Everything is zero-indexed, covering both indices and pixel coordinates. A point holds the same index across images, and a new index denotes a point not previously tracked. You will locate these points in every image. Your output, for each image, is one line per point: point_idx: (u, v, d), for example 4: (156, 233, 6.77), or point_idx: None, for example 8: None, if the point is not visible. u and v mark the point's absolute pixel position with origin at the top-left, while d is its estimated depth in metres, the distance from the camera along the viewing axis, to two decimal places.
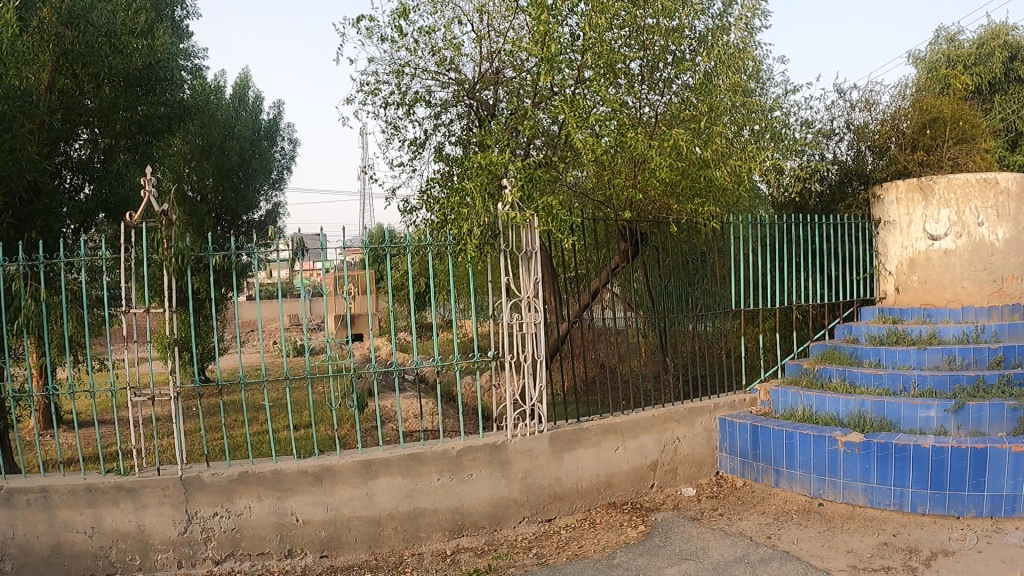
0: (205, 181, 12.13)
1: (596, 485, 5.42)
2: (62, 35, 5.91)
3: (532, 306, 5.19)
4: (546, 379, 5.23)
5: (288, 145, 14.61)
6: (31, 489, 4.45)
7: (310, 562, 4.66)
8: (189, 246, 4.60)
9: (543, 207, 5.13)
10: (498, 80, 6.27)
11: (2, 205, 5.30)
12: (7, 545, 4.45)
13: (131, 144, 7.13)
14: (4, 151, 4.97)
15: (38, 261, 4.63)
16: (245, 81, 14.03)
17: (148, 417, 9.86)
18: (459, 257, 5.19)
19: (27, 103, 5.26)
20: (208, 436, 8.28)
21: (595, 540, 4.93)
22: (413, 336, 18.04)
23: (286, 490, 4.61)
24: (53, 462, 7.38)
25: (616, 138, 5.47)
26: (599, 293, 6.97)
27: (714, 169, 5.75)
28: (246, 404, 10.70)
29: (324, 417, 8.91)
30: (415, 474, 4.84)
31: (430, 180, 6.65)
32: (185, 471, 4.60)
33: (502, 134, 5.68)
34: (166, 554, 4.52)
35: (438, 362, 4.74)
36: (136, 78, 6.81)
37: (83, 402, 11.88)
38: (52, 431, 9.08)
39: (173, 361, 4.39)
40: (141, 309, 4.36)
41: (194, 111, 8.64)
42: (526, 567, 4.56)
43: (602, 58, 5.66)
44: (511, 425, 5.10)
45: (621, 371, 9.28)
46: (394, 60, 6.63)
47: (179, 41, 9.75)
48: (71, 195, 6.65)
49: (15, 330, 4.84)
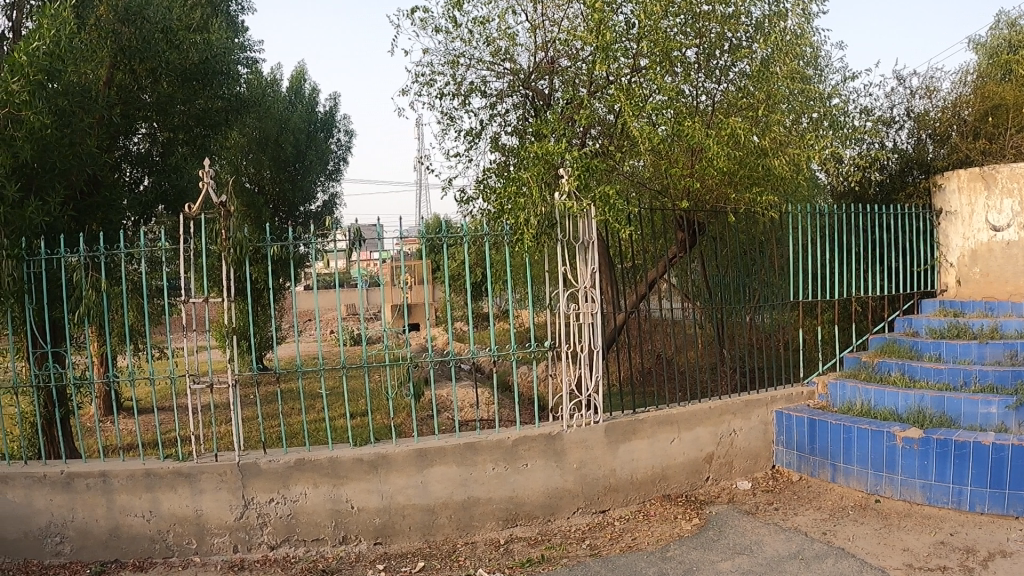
0: (263, 172, 12.44)
1: (650, 477, 5.38)
2: (119, 32, 6.07)
3: (588, 297, 5.17)
4: (601, 369, 5.19)
5: (344, 137, 14.77)
6: (91, 474, 4.57)
7: (364, 549, 4.72)
8: (247, 236, 4.65)
9: (600, 196, 5.06)
10: (554, 69, 6.24)
11: (64, 198, 5.43)
12: (66, 528, 4.60)
13: (190, 138, 7.21)
14: (64, 146, 5.12)
15: (99, 252, 4.73)
16: (302, 74, 14.19)
17: (206, 403, 10.14)
18: (515, 247, 5.15)
19: (86, 98, 5.41)
20: (265, 423, 8.45)
21: (649, 532, 4.90)
22: (471, 326, 18.19)
23: (342, 478, 4.67)
24: (114, 447, 7.60)
25: (674, 127, 5.41)
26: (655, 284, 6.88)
27: (772, 158, 5.65)
28: (303, 393, 10.91)
29: (382, 405, 9.05)
30: (470, 463, 4.86)
31: (486, 170, 6.67)
32: (242, 458, 4.68)
33: (558, 123, 5.62)
34: (222, 539, 4.61)
35: (495, 353, 4.68)
36: (193, 72, 6.88)
37: (143, 389, 12.24)
38: (112, 417, 9.36)
39: (232, 350, 4.45)
40: (200, 299, 4.38)
41: (251, 103, 8.78)
42: (579, 558, 4.55)
43: (657, 47, 5.61)
44: (567, 416, 5.09)
45: (678, 363, 9.19)
46: (449, 50, 6.64)
47: (236, 36, 9.89)
48: (131, 188, 6.84)
49: (77, 319, 4.94)
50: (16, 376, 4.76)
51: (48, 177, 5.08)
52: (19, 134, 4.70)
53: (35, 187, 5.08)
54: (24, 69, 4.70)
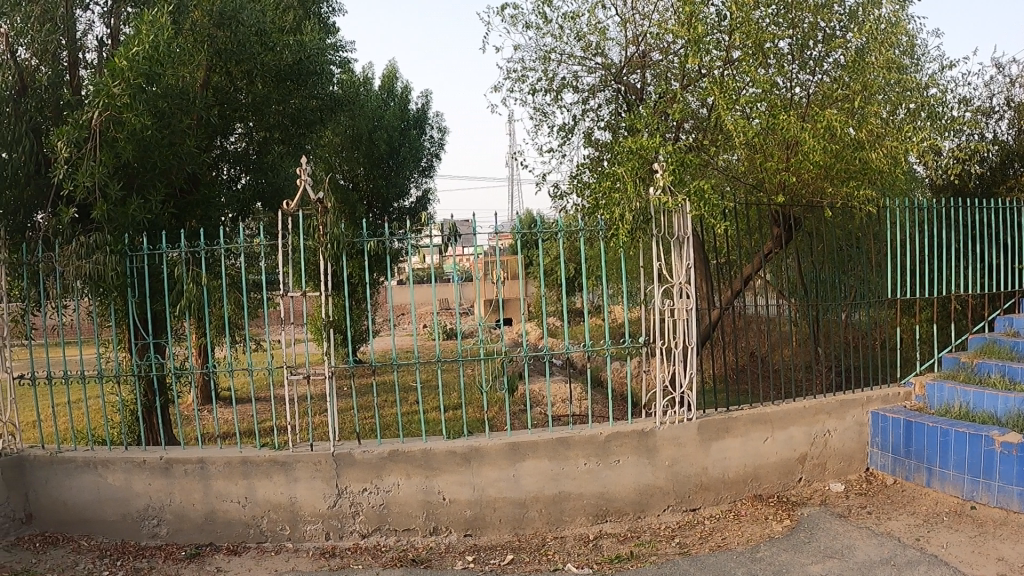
0: (356, 171, 12.75)
1: (742, 476, 5.29)
2: (215, 36, 6.21)
3: (683, 293, 5.07)
4: (696, 366, 5.11)
5: (438, 133, 14.99)
6: (189, 460, 4.76)
7: (455, 540, 4.80)
8: (344, 231, 4.79)
9: (695, 191, 5.06)
10: (645, 63, 6.42)
11: (164, 196, 5.67)
12: (164, 511, 4.81)
13: (285, 137, 7.48)
14: (164, 146, 5.35)
15: (198, 248, 4.90)
16: (393, 72, 14.43)
17: (302, 394, 10.49)
18: (609, 242, 5.16)
19: (185, 101, 5.62)
20: (360, 414, 8.69)
21: (739, 532, 4.83)
22: (565, 322, 18.23)
23: (435, 469, 4.76)
24: (212, 435, 7.93)
25: (767, 120, 5.34)
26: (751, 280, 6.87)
27: (869, 151, 5.48)
28: (397, 386, 11.15)
29: (475, 399, 9.22)
30: (561, 458, 4.88)
31: (580, 166, 6.88)
32: (337, 448, 4.81)
33: (652, 118, 5.65)
34: (315, 526, 4.75)
35: (590, 349, 4.68)
36: (288, 72, 7.11)
37: (241, 378, 12.73)
38: (210, 406, 9.76)
39: (328, 343, 4.57)
40: (297, 293, 4.53)
41: (344, 102, 9.03)
42: (668, 556, 4.52)
43: (750, 38, 5.52)
44: (659, 412, 5.06)
45: (772, 361, 9.02)
46: (541, 46, 6.79)
47: (328, 37, 10.13)
48: (228, 185, 7.11)
49: (178, 312, 5.14)
50: (118, 366, 4.97)
51: (149, 176, 5.32)
52: (121, 135, 4.92)
53: (138, 185, 5.36)
54: (125, 73, 4.83)
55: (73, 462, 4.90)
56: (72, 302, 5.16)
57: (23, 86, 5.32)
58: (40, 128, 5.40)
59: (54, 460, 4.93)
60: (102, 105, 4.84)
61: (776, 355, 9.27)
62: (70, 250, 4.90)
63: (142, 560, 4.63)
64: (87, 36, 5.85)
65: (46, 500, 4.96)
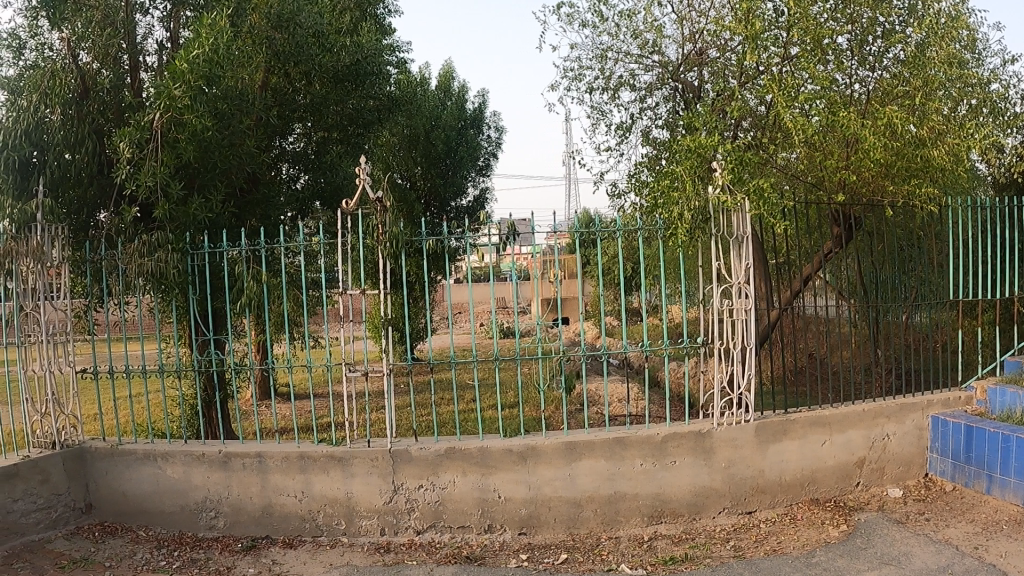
0: (413, 170, 13.02)
1: (799, 479, 5.20)
2: (273, 37, 6.31)
3: (742, 292, 5.02)
4: (755, 366, 5.04)
5: (496, 133, 15.01)
6: (247, 454, 4.86)
7: (509, 538, 4.82)
8: (402, 230, 4.81)
9: (755, 190, 5.01)
10: (702, 60, 6.43)
11: (225, 195, 5.81)
12: (221, 504, 4.91)
13: (344, 137, 7.60)
14: (224, 146, 5.46)
15: (259, 246, 4.96)
16: (450, 72, 14.51)
17: (361, 391, 10.66)
18: (668, 242, 5.14)
19: (244, 101, 5.74)
20: (417, 412, 8.80)
21: (795, 537, 4.76)
22: (622, 321, 18.17)
23: (491, 467, 4.78)
24: (269, 430, 8.09)
25: (827, 118, 5.22)
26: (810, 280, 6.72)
27: (931, 148, 5.35)
28: (454, 383, 11.26)
29: (532, 397, 9.29)
30: (618, 458, 4.86)
31: (638, 165, 6.99)
32: (394, 444, 4.86)
33: (710, 117, 5.55)
34: (371, 521, 4.81)
35: (648, 348, 4.66)
36: (345, 73, 7.22)
37: (300, 375, 12.96)
38: (269, 401, 9.96)
39: (387, 340, 4.61)
40: (357, 290, 4.61)
41: (402, 103, 9.16)
42: (723, 559, 4.47)
43: (808, 34, 5.45)
44: (717, 413, 5.00)
45: (831, 363, 8.86)
46: (598, 45, 6.91)
47: (385, 37, 10.23)
48: (288, 185, 7.31)
49: (238, 309, 5.23)
50: (179, 362, 5.06)
51: (210, 176, 5.43)
52: (181, 136, 5.02)
53: (199, 185, 5.47)
54: (185, 75, 4.97)
55: (133, 454, 5.04)
56: (135, 299, 5.28)
57: (86, 88, 5.45)
58: (102, 130, 5.52)
59: (115, 452, 5.08)
60: (163, 107, 4.98)
61: (835, 356, 9.12)
62: (132, 247, 5.03)
63: (199, 551, 4.74)
64: (147, 40, 6.01)
65: (106, 491, 5.13)
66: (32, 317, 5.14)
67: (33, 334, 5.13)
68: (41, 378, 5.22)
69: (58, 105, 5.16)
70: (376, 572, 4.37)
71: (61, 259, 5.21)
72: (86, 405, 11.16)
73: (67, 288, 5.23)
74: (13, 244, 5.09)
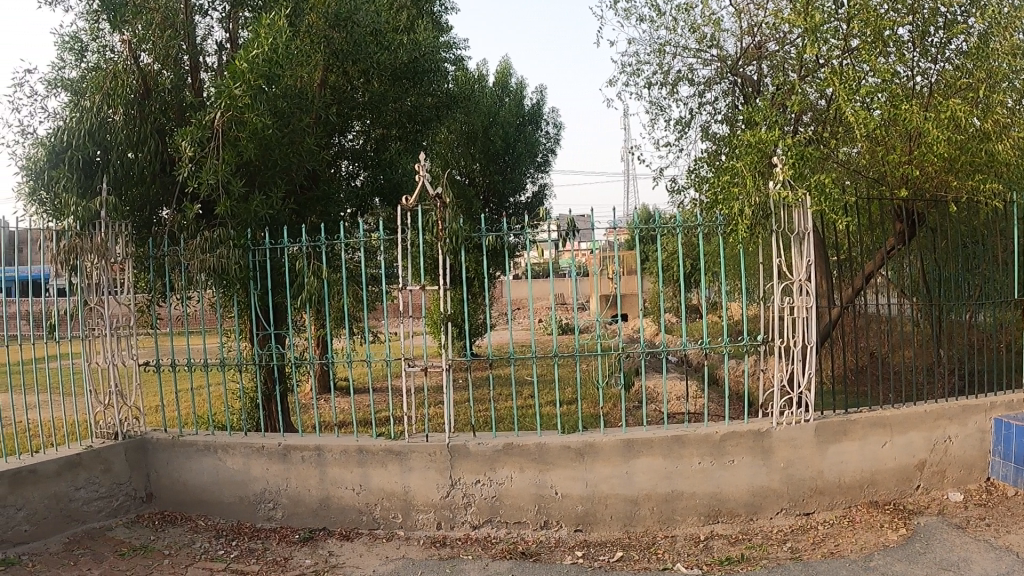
0: (473, 165, 12.96)
1: (858, 481, 5.09)
2: (331, 37, 6.33)
3: (803, 290, 4.96)
4: (815, 365, 4.96)
5: (554, 129, 15.00)
6: (307, 448, 4.94)
7: (565, 535, 4.82)
8: (462, 226, 4.85)
9: (816, 185, 4.82)
10: (761, 54, 6.33)
11: (286, 192, 5.92)
12: (280, 496, 5.01)
13: (402, 134, 7.69)
14: (285, 144, 5.56)
15: (317, 242, 5.05)
16: (507, 68, 14.52)
17: (420, 386, 10.80)
18: (728, 238, 5.11)
19: (303, 100, 5.84)
20: (476, 407, 8.89)
21: (853, 540, 4.66)
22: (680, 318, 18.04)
23: (548, 463, 4.79)
24: (329, 424, 8.23)
25: (889, 111, 5.12)
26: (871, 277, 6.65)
27: (996, 142, 5.17)
28: (512, 379, 11.33)
29: (590, 394, 9.34)
30: (676, 456, 4.82)
31: (698, 160, 7.06)
32: (452, 439, 4.90)
33: (770, 110, 5.47)
34: (427, 515, 4.86)
35: (707, 347, 4.61)
36: (403, 71, 7.32)
37: (359, 369, 13.17)
38: (328, 395, 10.14)
39: (446, 336, 4.68)
40: (416, 287, 4.67)
41: (460, 99, 9.21)
42: (779, 560, 4.40)
43: (868, 26, 5.30)
44: (776, 412, 4.94)
45: (893, 363, 8.66)
46: (655, 39, 7.00)
47: (441, 35, 10.29)
48: (348, 182, 7.41)
49: (299, 304, 5.36)
50: (240, 356, 5.16)
51: (271, 174, 5.53)
52: (242, 135, 5.12)
53: (259, 182, 5.57)
54: (246, 75, 5.04)
55: (194, 446, 5.16)
56: (196, 293, 5.42)
57: (147, 89, 5.60)
58: (163, 130, 5.67)
59: (175, 443, 5.22)
60: (225, 106, 5.08)
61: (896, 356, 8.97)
62: (194, 244, 5.19)
63: (257, 541, 4.84)
64: (207, 40, 6.14)
65: (165, 481, 5.28)
66: (95, 312, 5.32)
67: (97, 328, 5.32)
68: (104, 370, 5.36)
69: (120, 105, 5.29)
70: (431, 566, 4.41)
71: (124, 256, 5.40)
72: (151, 396, 11.49)
73: (130, 283, 5.42)
74: (79, 241, 5.20)
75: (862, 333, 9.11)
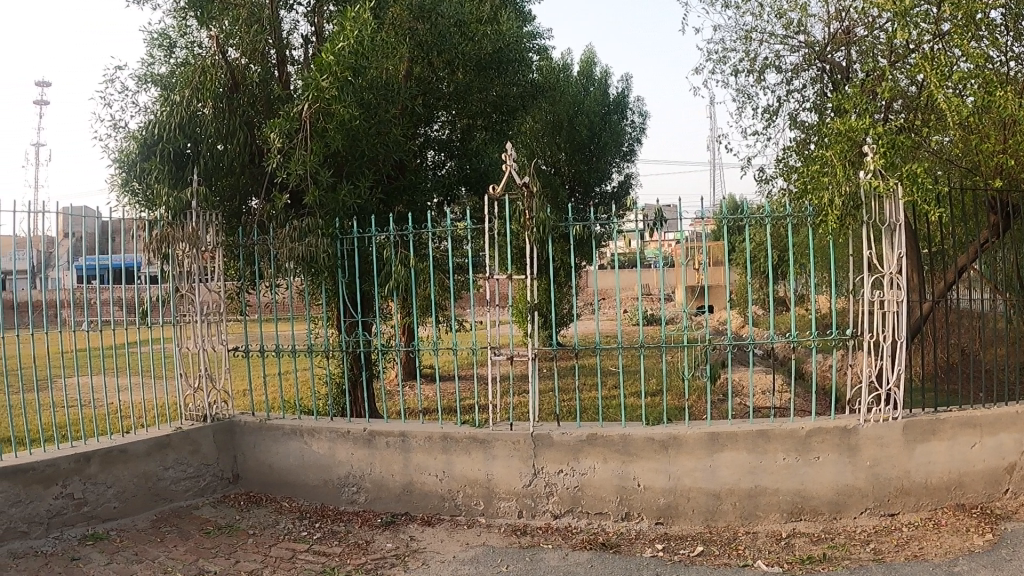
0: (558, 155, 12.91)
1: (946, 483, 4.87)
2: (415, 28, 6.44)
3: (894, 283, 4.79)
4: (906, 361, 4.79)
5: (639, 118, 14.89)
6: (392, 433, 5.04)
7: (645, 527, 4.79)
8: (549, 216, 4.88)
9: (909, 173, 4.71)
10: (849, 39, 6.19)
11: (374, 183, 6.06)
12: (364, 480, 5.12)
13: (488, 124, 7.69)
14: (372, 135, 5.66)
15: (405, 231, 5.13)
16: (591, 57, 14.47)
17: (504, 374, 10.92)
18: (818, 229, 4.96)
19: (389, 91, 5.91)
20: (560, 397, 8.95)
21: (938, 543, 4.48)
22: (768, 311, 17.65)
23: (632, 455, 4.77)
24: (413, 410, 8.39)
25: (983, 98, 4.88)
26: (963, 271, 6.50)
27: None
28: (597, 369, 11.36)
29: (675, 386, 9.32)
30: (761, 450, 4.74)
31: (787, 149, 6.99)
32: (536, 428, 4.93)
33: (861, 97, 5.29)
34: (509, 503, 4.89)
35: (795, 341, 4.49)
36: (488, 61, 7.42)
37: (445, 357, 13.39)
38: (413, 381, 10.36)
39: (533, 325, 4.68)
40: (502, 276, 4.70)
41: (545, 88, 9.30)
42: (861, 561, 4.28)
43: (959, 9, 5.06)
44: (863, 409, 4.79)
45: (987, 360, 8.33)
46: (741, 26, 7.02)
47: (526, 24, 10.37)
48: (433, 172, 7.40)
49: (386, 292, 5.47)
50: (328, 342, 5.30)
51: (359, 164, 5.66)
52: (330, 125, 5.22)
53: (347, 172, 5.70)
54: (333, 67, 5.14)
55: (281, 429, 5.32)
56: (286, 281, 5.59)
57: (235, 83, 5.74)
58: (252, 122, 5.83)
59: (263, 426, 5.39)
60: (313, 98, 5.19)
61: (991, 354, 8.63)
62: (284, 233, 5.36)
63: (340, 523, 4.96)
64: (293, 34, 6.29)
65: (252, 463, 5.45)
66: (187, 298, 5.51)
67: (188, 314, 5.51)
68: (194, 355, 5.58)
69: (209, 99, 5.50)
70: (511, 553, 4.45)
71: (214, 244, 5.56)
72: (241, 380, 11.94)
73: (220, 270, 5.58)
74: (170, 229, 5.43)
75: (951, 327, 8.95)
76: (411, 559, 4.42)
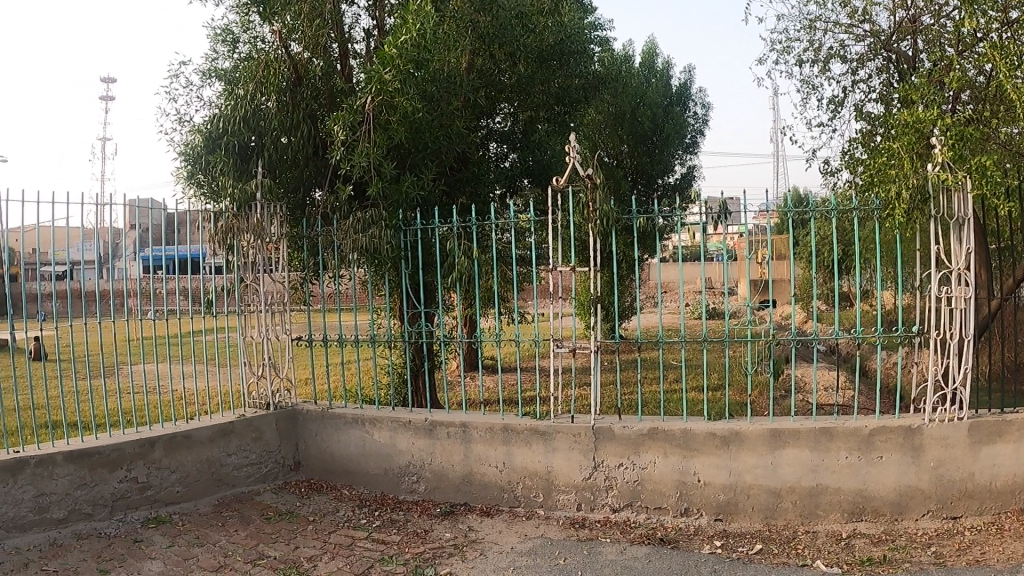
0: (619, 147, 12.93)
1: (1012, 486, 4.67)
2: (476, 20, 6.37)
3: (962, 280, 4.65)
4: (973, 360, 4.65)
5: (702, 109, 14.71)
6: (453, 424, 5.08)
7: (705, 523, 4.76)
8: (613, 208, 4.83)
9: (977, 166, 4.58)
10: (916, 28, 6.02)
11: (437, 175, 6.13)
12: (424, 469, 5.19)
13: (549, 115, 7.80)
14: (434, 127, 5.70)
15: (469, 223, 5.16)
16: (654, 48, 14.34)
17: (566, 367, 10.95)
18: (885, 222, 4.84)
19: (451, 83, 5.87)
20: (623, 390, 8.94)
21: (1002, 548, 4.32)
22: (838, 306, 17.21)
23: (693, 450, 4.74)
24: (474, 401, 8.48)
25: None
26: None
27: None
28: (659, 363, 11.30)
29: (738, 381, 9.20)
30: (823, 448, 4.66)
31: (853, 141, 6.81)
32: (597, 421, 4.93)
33: (928, 88, 5.10)
34: (568, 496, 4.91)
35: (859, 336, 4.41)
36: (550, 53, 7.40)
37: (507, 349, 13.51)
38: (475, 373, 10.48)
39: (595, 317, 4.67)
40: (565, 268, 4.69)
41: (608, 80, 9.26)
42: (921, 564, 4.17)
43: None
44: (928, 408, 4.66)
45: None
46: (807, 15, 6.89)
47: (587, 16, 10.34)
48: (496, 163, 7.49)
49: (449, 284, 5.51)
50: (390, 332, 5.38)
51: (422, 156, 5.72)
52: (393, 118, 5.30)
53: (411, 164, 5.77)
54: (395, 60, 5.25)
55: (343, 418, 5.42)
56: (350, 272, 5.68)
57: (298, 77, 5.87)
58: (315, 115, 5.96)
59: (325, 415, 5.50)
60: (376, 91, 5.30)
61: None
62: (348, 224, 5.44)
63: (399, 512, 5.04)
64: (355, 28, 6.39)
65: (314, 450, 5.57)
66: (251, 288, 5.65)
67: (252, 304, 5.65)
68: (258, 344, 5.72)
69: (273, 93, 5.63)
70: (568, 546, 4.46)
71: (278, 235, 5.69)
72: (304, 368, 12.25)
73: (285, 260, 5.72)
74: (235, 220, 5.57)
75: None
76: (468, 548, 4.48)
